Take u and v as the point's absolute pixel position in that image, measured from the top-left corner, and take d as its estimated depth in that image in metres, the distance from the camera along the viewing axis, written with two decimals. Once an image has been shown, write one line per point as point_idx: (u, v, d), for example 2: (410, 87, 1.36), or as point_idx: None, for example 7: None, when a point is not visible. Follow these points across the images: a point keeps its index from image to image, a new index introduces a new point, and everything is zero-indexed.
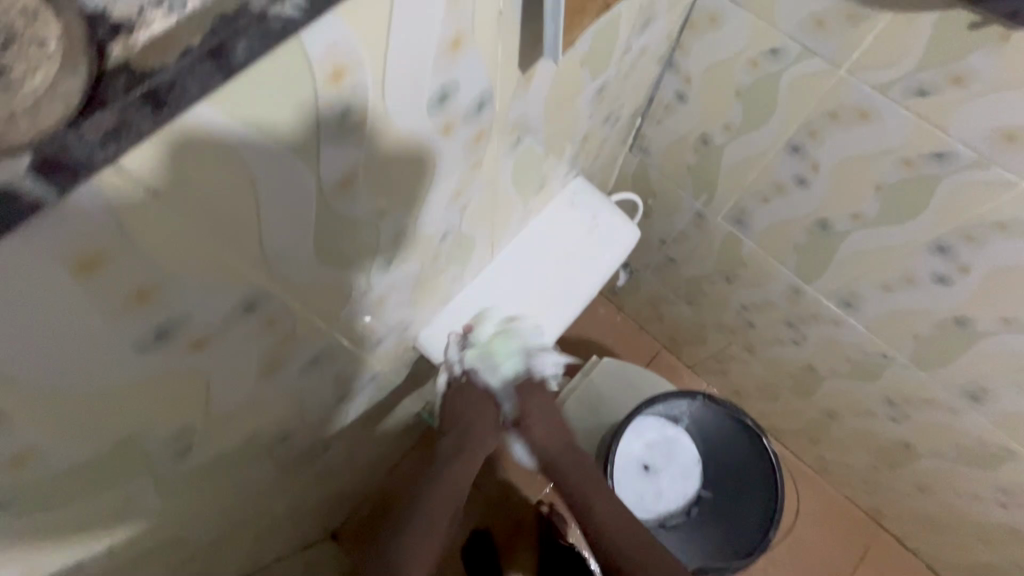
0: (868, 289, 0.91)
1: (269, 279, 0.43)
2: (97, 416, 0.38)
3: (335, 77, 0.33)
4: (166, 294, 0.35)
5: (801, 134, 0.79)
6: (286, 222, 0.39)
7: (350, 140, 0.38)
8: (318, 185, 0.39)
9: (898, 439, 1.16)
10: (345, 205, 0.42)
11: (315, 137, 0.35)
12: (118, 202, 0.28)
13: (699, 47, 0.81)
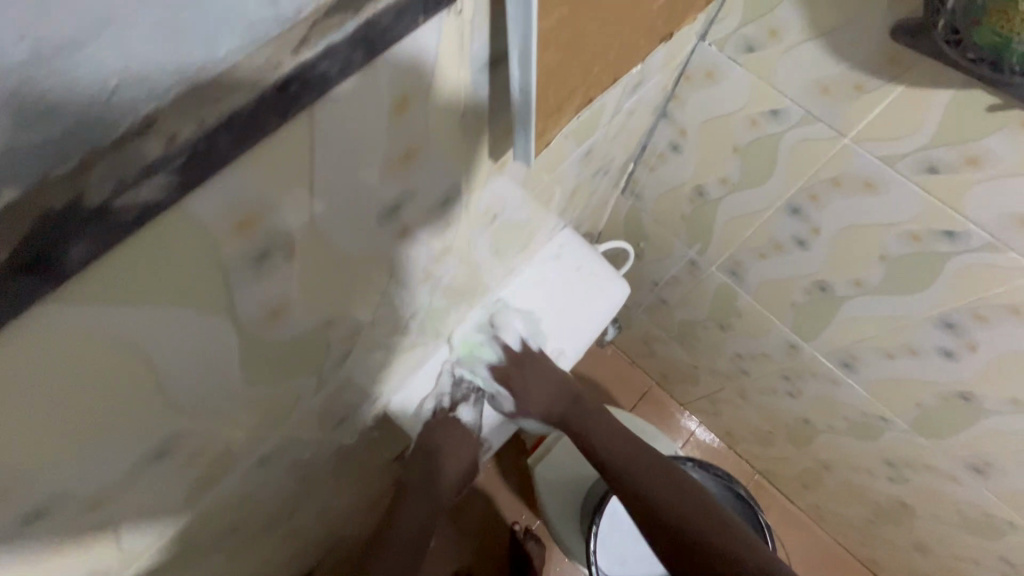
0: (868, 354, 0.87)
1: (188, 421, 0.38)
2: None
3: (240, 227, 0.29)
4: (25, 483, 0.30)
5: (801, 197, 0.74)
6: (195, 368, 0.35)
7: (268, 276, 0.33)
8: (235, 325, 0.35)
9: (896, 498, 1.12)
10: (276, 331, 0.38)
11: (219, 289, 0.31)
12: None
13: (694, 101, 0.76)
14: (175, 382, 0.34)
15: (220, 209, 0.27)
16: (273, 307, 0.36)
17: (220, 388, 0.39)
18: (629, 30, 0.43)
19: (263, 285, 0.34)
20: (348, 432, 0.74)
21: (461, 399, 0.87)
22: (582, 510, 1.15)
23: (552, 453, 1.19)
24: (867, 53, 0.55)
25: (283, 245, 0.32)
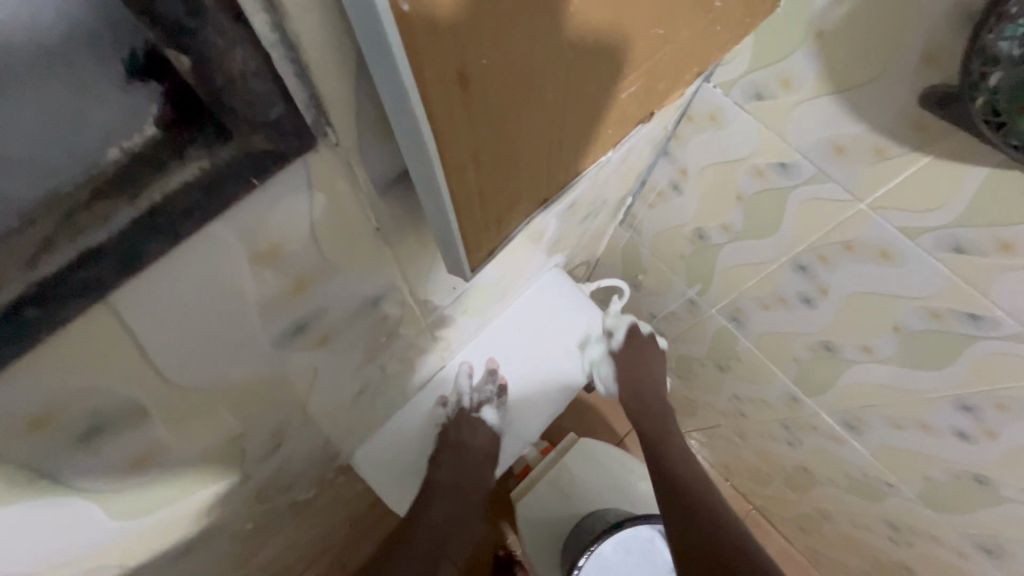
0: (875, 421, 0.80)
1: (54, 566, 0.38)
2: None
3: (39, 426, 0.28)
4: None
5: (809, 254, 0.67)
6: (43, 531, 0.35)
7: (107, 446, 0.33)
8: (84, 489, 0.35)
9: (897, 558, 1.05)
10: (150, 470, 0.39)
11: (46, 473, 0.31)
12: None
13: (697, 142, 0.69)
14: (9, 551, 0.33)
15: (10, 415, 0.26)
16: (130, 460, 0.36)
17: (84, 534, 0.39)
18: (607, 114, 0.37)
19: (98, 456, 0.33)
20: (305, 487, 0.69)
21: (483, 402, 0.85)
22: (564, 551, 1.10)
23: (535, 489, 1.15)
24: (888, 115, 0.48)
25: (120, 414, 0.31)
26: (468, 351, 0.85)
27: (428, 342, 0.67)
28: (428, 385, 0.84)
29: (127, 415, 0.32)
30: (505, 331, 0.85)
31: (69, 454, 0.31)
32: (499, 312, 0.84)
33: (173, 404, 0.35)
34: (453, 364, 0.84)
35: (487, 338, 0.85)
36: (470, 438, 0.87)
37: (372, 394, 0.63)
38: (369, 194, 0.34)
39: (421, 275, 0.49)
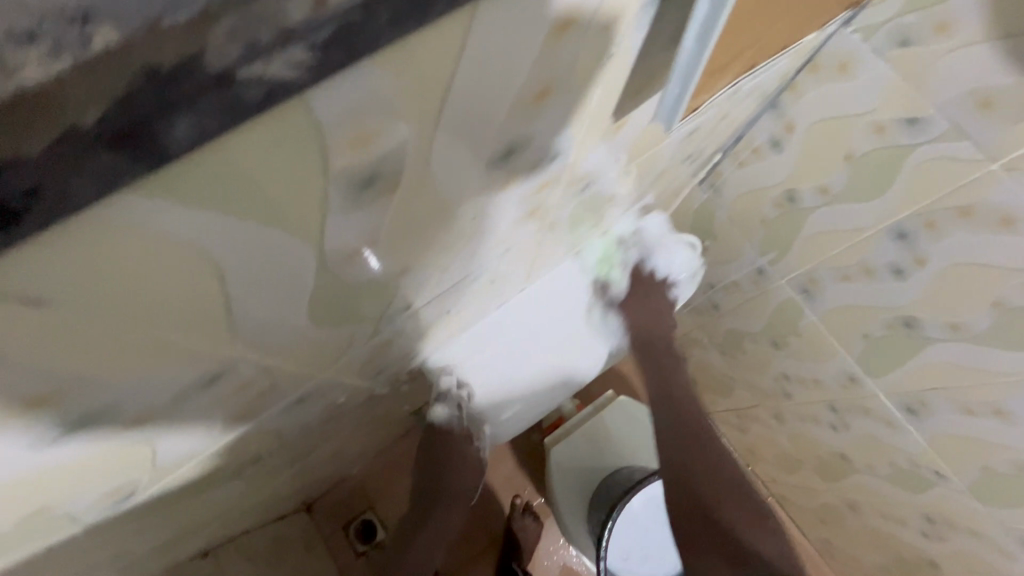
0: (940, 404, 0.80)
1: (247, 350, 0.35)
2: (20, 500, 0.32)
3: (361, 142, 0.24)
4: (82, 387, 0.26)
5: (914, 221, 0.66)
6: (265, 297, 0.31)
7: (367, 211, 0.30)
8: (321, 257, 0.31)
9: (924, 554, 1.06)
10: (359, 269, 0.35)
11: (322, 210, 0.27)
12: (30, 332, 0.21)
13: (815, 95, 0.68)
14: (246, 302, 0.30)
15: (345, 110, 0.21)
16: (359, 244, 0.33)
17: (285, 328, 0.36)
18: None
19: (358, 217, 0.30)
20: (384, 381, 0.72)
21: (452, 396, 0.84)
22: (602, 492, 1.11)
23: (569, 437, 1.16)
24: None
25: (393, 173, 0.28)
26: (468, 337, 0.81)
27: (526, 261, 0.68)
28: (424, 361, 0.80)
29: (386, 201, 0.30)
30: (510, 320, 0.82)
31: (356, 196, 0.28)
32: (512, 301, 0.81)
33: (406, 213, 0.33)
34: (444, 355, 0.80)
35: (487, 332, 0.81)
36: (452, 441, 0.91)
37: (470, 298, 0.64)
38: (621, 35, 0.32)
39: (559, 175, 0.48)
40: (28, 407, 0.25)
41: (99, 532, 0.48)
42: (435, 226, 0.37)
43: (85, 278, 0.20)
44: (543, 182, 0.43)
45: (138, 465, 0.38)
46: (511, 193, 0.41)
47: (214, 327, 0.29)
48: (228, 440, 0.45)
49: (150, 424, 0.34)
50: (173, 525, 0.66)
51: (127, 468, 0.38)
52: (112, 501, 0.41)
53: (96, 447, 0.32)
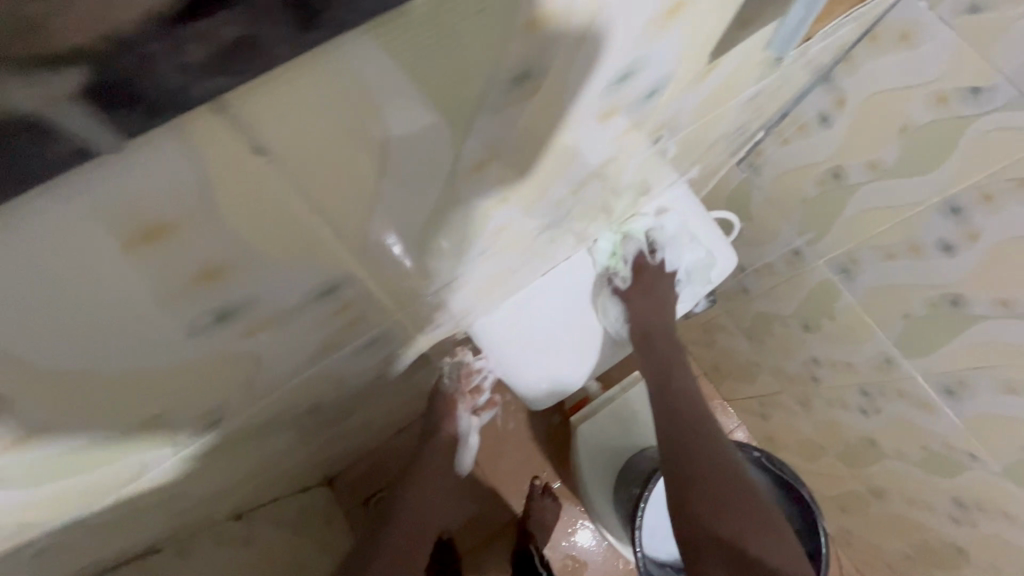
0: (981, 384, 0.80)
1: (358, 265, 0.35)
2: (145, 392, 0.32)
3: (533, 27, 0.23)
4: (241, 260, 0.26)
5: (968, 193, 0.67)
6: (400, 203, 0.30)
7: (504, 114, 0.28)
8: (453, 164, 0.31)
9: (951, 540, 1.06)
10: (473, 190, 0.34)
11: (476, 103, 0.26)
12: (230, 176, 0.21)
13: (871, 67, 0.68)
14: (383, 208, 0.30)
15: None
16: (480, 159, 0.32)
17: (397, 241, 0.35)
18: None
19: (497, 120, 0.29)
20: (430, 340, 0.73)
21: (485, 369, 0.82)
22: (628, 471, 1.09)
23: (596, 416, 1.17)
24: None
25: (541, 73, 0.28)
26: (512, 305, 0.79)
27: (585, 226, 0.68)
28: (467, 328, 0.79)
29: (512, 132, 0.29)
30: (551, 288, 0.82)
31: (502, 105, 0.26)
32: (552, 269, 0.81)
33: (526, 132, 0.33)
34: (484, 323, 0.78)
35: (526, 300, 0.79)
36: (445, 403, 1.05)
37: (533, 259, 0.64)
38: None
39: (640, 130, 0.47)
40: (200, 270, 0.24)
41: (173, 470, 0.48)
42: (539, 160, 0.36)
43: (296, 118, 0.20)
44: (634, 124, 0.40)
45: (238, 381, 0.38)
46: (609, 128, 0.37)
47: (348, 230, 0.30)
48: (308, 375, 0.46)
49: (265, 329, 0.34)
50: (225, 477, 0.66)
51: (227, 378, 0.38)
52: (202, 429, 0.41)
53: (218, 346, 0.32)
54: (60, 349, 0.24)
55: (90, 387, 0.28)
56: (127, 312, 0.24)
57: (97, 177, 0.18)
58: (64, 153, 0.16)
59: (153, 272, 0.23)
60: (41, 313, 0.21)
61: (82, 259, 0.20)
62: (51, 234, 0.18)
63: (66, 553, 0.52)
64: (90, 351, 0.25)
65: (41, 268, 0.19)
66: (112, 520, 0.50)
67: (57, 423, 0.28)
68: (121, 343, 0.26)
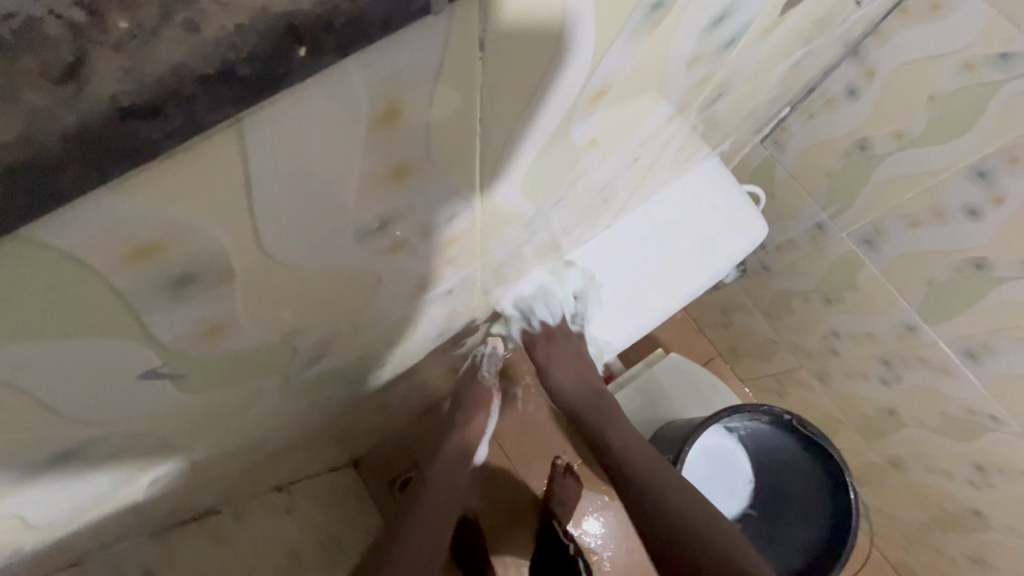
0: (1004, 344, 0.84)
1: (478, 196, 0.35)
2: (295, 311, 0.31)
3: None
4: (422, 170, 0.26)
5: (995, 158, 0.70)
6: (531, 132, 0.31)
7: (638, 46, 0.29)
8: (576, 98, 0.31)
9: (968, 504, 1.10)
10: (579, 123, 0.35)
11: (620, 30, 0.27)
12: (453, 77, 0.22)
13: (903, 37, 0.71)
14: (526, 132, 0.31)
15: None
16: (593, 105, 0.33)
17: (509, 179, 0.36)
18: None
19: (632, 50, 0.30)
20: (483, 308, 0.75)
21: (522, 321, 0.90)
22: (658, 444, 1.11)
23: (623, 390, 1.20)
24: None
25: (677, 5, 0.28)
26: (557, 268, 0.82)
27: (635, 192, 0.70)
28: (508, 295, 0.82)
29: (632, 67, 0.32)
30: (595, 254, 0.83)
31: (640, 33, 0.28)
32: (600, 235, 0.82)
33: (627, 85, 0.34)
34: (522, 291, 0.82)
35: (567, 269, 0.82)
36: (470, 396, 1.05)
37: (582, 222, 0.66)
38: None
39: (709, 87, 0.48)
40: (397, 169, 0.25)
41: (262, 413, 0.50)
42: (631, 106, 0.38)
43: (523, 23, 0.21)
44: (706, 74, 0.43)
45: (355, 315, 0.39)
46: (690, 75, 0.40)
47: (493, 156, 0.31)
48: (395, 319, 0.48)
49: (400, 253, 0.34)
50: (285, 433, 0.68)
51: (349, 312, 0.38)
52: (307, 363, 0.43)
53: (365, 269, 0.32)
54: (272, 239, 0.23)
55: (266, 304, 0.28)
56: (327, 216, 0.24)
57: (375, 56, 0.18)
58: (409, 8, 0.17)
59: (361, 171, 0.23)
60: (274, 208, 0.21)
61: (330, 138, 0.20)
62: (317, 116, 0.19)
63: (150, 500, 0.54)
64: (285, 261, 0.25)
65: (294, 154, 0.19)
66: (196, 463, 0.52)
67: (231, 341, 0.29)
68: (309, 254, 0.26)
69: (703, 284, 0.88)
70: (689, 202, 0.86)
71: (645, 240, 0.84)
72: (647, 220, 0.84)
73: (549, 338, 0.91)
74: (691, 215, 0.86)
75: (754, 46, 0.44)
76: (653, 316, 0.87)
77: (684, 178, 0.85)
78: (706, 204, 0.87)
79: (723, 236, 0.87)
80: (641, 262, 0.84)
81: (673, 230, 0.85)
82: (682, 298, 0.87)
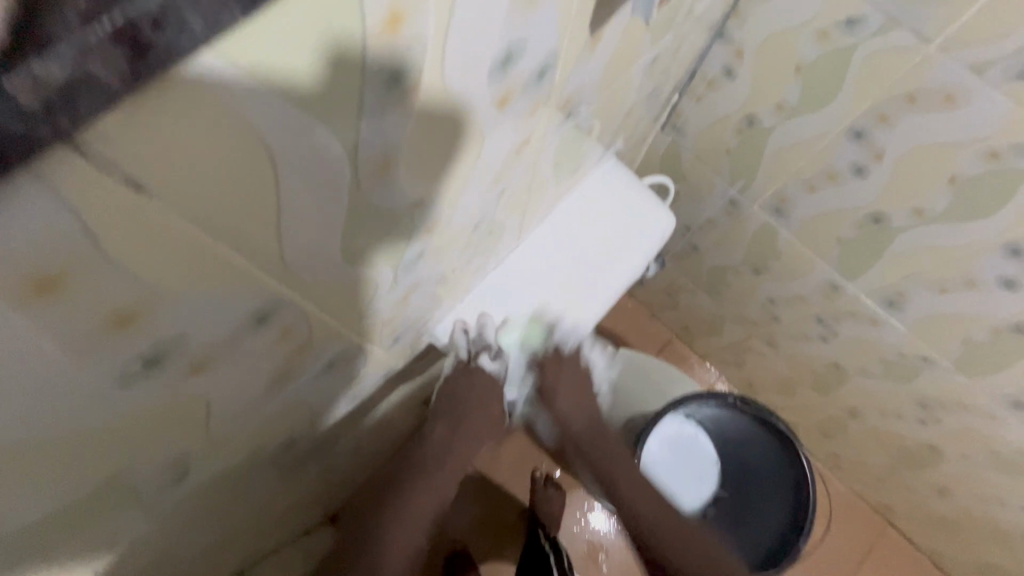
0: (917, 289, 0.85)
1: (294, 291, 0.32)
2: (81, 460, 0.28)
3: (391, 27, 0.22)
4: (162, 308, 0.24)
5: (867, 117, 0.72)
6: (311, 226, 0.29)
7: (397, 114, 0.27)
8: (354, 175, 0.29)
9: (924, 441, 1.13)
10: (382, 195, 0.33)
11: (357, 106, 0.24)
12: (112, 228, 0.19)
13: (759, 15, 0.73)
14: (298, 233, 0.28)
15: None
16: (387, 170, 0.31)
17: (324, 267, 0.33)
18: None
19: (394, 118, 0.28)
20: (397, 357, 0.71)
21: (479, 351, 0.79)
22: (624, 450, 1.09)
23: None
24: None
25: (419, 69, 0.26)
26: (475, 291, 0.80)
27: (528, 210, 0.68)
28: (437, 329, 0.78)
29: (412, 135, 0.30)
30: (511, 272, 0.81)
31: (393, 104, 0.27)
32: (511, 253, 0.81)
33: (420, 148, 0.32)
34: (449, 318, 0.78)
35: (489, 287, 0.80)
36: (478, 391, 0.79)
37: (474, 254, 0.63)
38: None
39: (552, 111, 0.47)
40: (114, 318, 0.22)
41: (139, 539, 0.45)
42: (447, 156, 0.36)
43: (177, 154, 0.19)
44: (533, 104, 0.41)
45: (190, 432, 0.35)
46: (510, 113, 0.38)
47: (282, 254, 0.28)
48: (265, 412, 0.44)
49: (213, 371, 0.31)
50: (201, 536, 0.62)
51: (176, 434, 0.34)
52: (163, 485, 0.39)
53: (164, 399, 0.29)
54: None
55: (5, 469, 0.24)
56: (19, 378, 0.21)
57: None
58: None
59: (52, 340, 0.20)
60: None
61: None
62: None
63: None
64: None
65: None
66: None
67: None
68: (25, 417, 0.22)
69: (625, 283, 0.86)
70: (600, 201, 0.86)
71: (568, 245, 0.84)
72: (564, 225, 0.84)
73: (559, 361, 0.84)
74: (608, 214, 0.86)
75: (581, 65, 0.43)
76: (592, 285, 0.84)
77: (590, 179, 0.86)
78: (618, 203, 0.87)
79: (646, 230, 0.87)
80: (559, 269, 0.83)
81: (587, 233, 0.85)
82: (609, 298, 0.86)
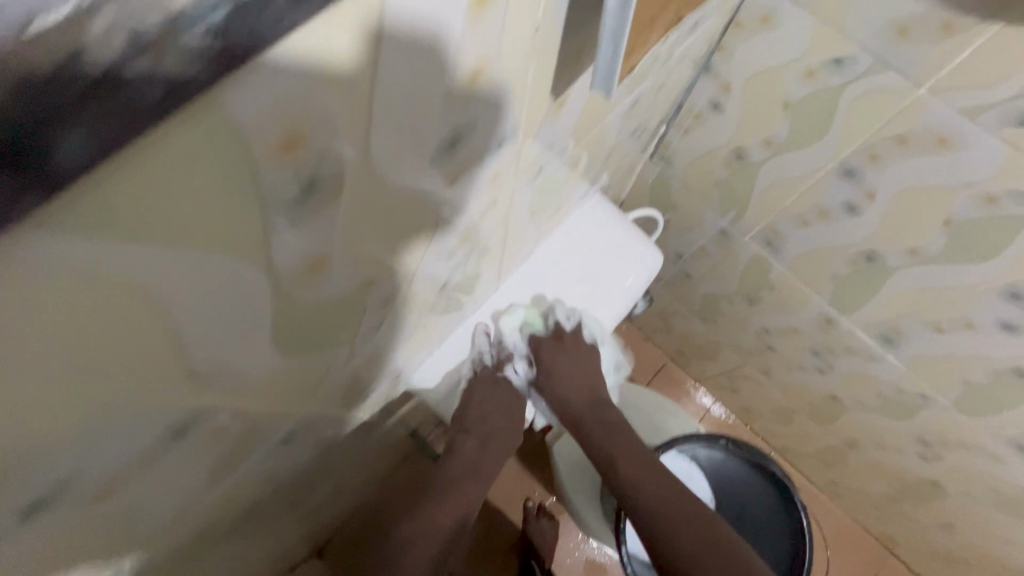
0: (915, 327, 0.82)
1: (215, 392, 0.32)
2: None
3: (289, 148, 0.23)
4: (45, 445, 0.24)
5: (857, 156, 0.69)
6: (223, 339, 0.29)
7: (314, 221, 0.27)
8: (274, 279, 0.29)
9: (926, 476, 1.09)
10: (315, 286, 0.32)
11: (258, 227, 0.24)
12: None
13: (744, 52, 0.70)
14: (206, 348, 0.28)
15: (276, 108, 0.20)
16: (312, 266, 0.30)
17: (250, 365, 0.33)
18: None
19: (313, 226, 0.28)
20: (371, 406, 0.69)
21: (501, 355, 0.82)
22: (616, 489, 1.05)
23: (570, 430, 1.14)
24: None
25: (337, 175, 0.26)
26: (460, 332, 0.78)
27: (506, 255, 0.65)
28: (413, 377, 0.76)
29: (343, 231, 0.30)
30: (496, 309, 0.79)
31: (309, 215, 0.27)
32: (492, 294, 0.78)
33: (355, 239, 0.32)
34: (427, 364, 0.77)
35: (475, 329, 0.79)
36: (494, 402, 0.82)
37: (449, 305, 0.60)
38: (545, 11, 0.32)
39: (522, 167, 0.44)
40: None
41: None
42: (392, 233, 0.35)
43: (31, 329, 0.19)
44: (494, 171, 0.39)
45: (109, 530, 0.34)
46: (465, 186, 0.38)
47: (190, 367, 0.28)
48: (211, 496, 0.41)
49: (125, 477, 0.31)
50: None
51: (83, 523, 0.31)
52: None
53: (68, 512, 0.29)
54: None
55: None
56: None
57: None
58: None
59: None
60: None
61: None
62: None
63: None
64: None
65: None
66: None
67: None
68: None
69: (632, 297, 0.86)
70: (591, 231, 0.83)
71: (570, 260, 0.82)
72: (565, 243, 0.82)
73: (558, 341, 0.84)
74: (599, 239, 0.84)
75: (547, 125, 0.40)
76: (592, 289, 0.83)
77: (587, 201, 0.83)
78: (607, 229, 0.84)
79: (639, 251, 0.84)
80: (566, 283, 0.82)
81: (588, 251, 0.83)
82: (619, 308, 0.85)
